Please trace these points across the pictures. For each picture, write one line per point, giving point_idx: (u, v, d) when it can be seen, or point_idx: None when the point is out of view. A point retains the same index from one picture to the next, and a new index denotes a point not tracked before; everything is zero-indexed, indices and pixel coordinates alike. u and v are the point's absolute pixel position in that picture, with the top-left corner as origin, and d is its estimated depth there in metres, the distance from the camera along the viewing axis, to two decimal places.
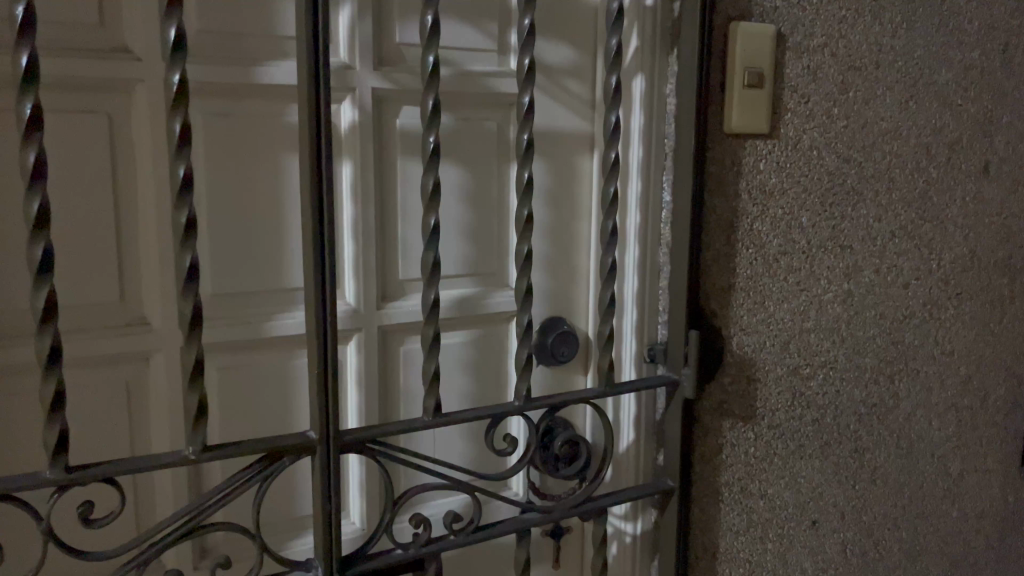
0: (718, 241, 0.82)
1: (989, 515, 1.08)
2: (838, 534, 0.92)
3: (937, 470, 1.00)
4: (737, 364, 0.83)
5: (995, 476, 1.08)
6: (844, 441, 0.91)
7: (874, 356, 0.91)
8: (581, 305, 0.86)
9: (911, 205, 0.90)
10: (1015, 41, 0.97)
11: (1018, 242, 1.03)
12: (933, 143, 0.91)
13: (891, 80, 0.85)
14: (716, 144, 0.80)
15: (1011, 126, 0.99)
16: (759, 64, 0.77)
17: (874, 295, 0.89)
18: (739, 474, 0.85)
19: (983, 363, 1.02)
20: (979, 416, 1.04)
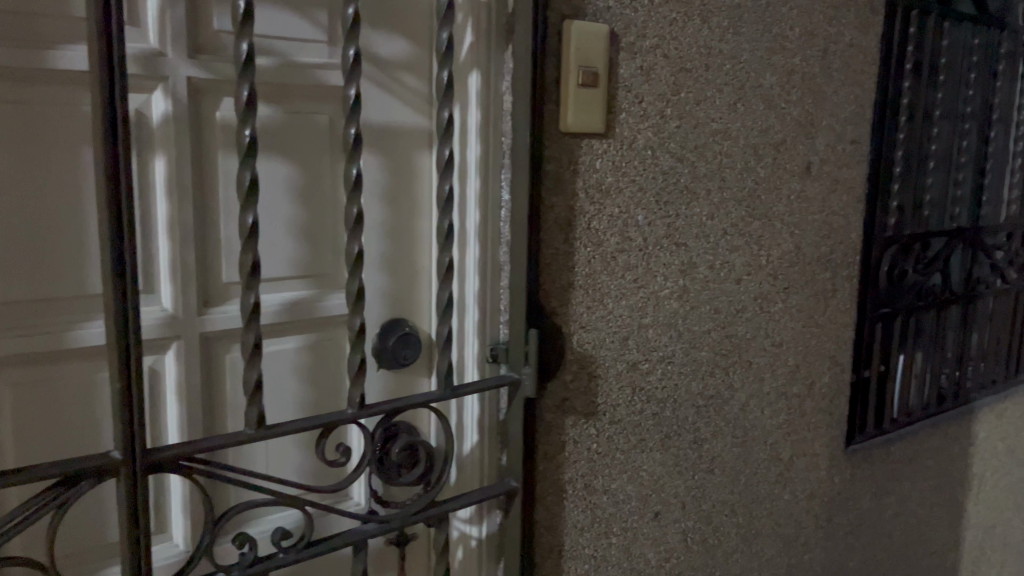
0: (556, 239, 0.81)
1: (819, 497, 1.14)
2: (678, 524, 0.97)
3: (768, 456, 1.06)
4: (578, 361, 0.85)
5: (822, 459, 1.14)
6: (683, 431, 0.95)
7: (709, 349, 0.96)
8: (425, 306, 0.84)
9: (742, 203, 0.96)
10: (834, 47, 1.02)
11: (840, 238, 1.09)
12: (760, 142, 0.96)
13: (720, 82, 0.91)
14: (553, 141, 0.79)
15: (832, 128, 1.04)
16: (594, 63, 0.79)
17: (707, 291, 0.94)
18: (582, 471, 0.87)
19: (810, 353, 1.09)
20: (807, 404, 1.10)
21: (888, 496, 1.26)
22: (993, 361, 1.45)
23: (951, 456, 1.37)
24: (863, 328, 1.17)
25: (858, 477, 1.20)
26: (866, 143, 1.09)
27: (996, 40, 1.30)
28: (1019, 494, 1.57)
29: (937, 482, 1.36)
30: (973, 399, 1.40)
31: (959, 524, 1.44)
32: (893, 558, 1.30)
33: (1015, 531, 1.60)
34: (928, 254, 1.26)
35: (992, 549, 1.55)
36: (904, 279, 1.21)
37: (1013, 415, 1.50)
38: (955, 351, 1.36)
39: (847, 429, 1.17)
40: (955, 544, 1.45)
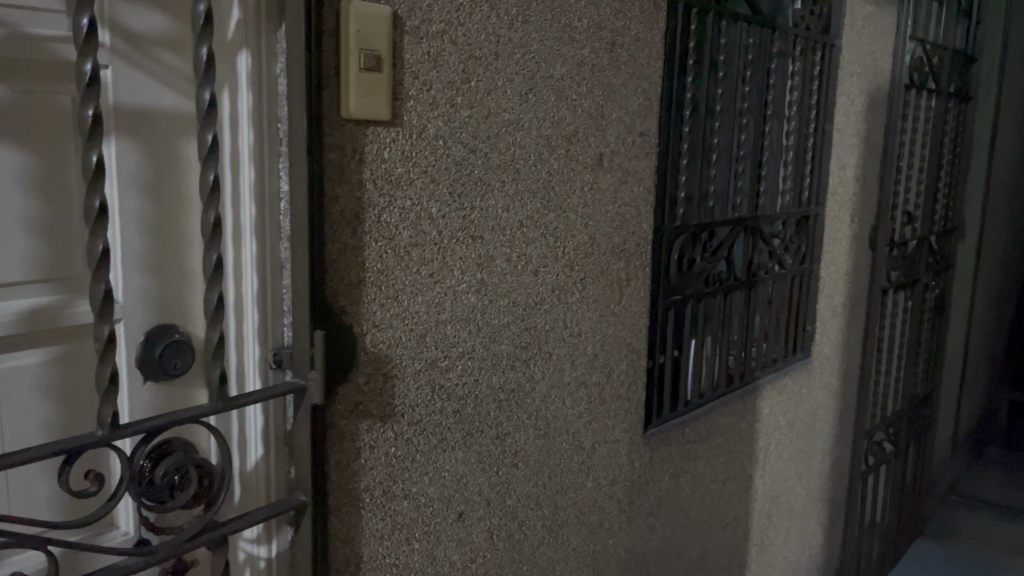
0: (343, 232, 0.76)
1: (621, 481, 1.17)
2: (483, 522, 0.95)
3: (571, 446, 1.07)
4: (372, 362, 0.80)
5: (623, 444, 1.17)
6: (486, 427, 0.93)
7: (509, 343, 0.95)
8: (198, 309, 0.74)
9: (536, 195, 0.95)
10: (621, 40, 1.04)
11: (633, 228, 1.12)
12: (552, 134, 0.96)
13: (510, 72, 0.89)
14: (334, 130, 0.74)
15: (622, 120, 1.06)
16: (376, 46, 0.75)
17: (505, 283, 0.93)
18: (379, 477, 0.82)
19: (608, 342, 1.11)
20: (606, 392, 1.12)
21: (684, 475, 1.32)
22: (774, 341, 1.56)
23: (739, 433, 1.46)
24: (656, 316, 1.21)
25: (656, 459, 1.24)
26: (654, 136, 1.13)
27: (768, 41, 1.39)
28: (799, 463, 1.71)
29: (728, 458, 1.44)
30: (757, 377, 1.50)
31: (749, 496, 1.54)
32: (691, 534, 1.37)
33: (796, 497, 1.73)
34: (714, 242, 1.33)
35: (778, 516, 1.67)
36: (692, 267, 1.27)
37: (792, 390, 1.62)
38: (740, 333, 1.45)
39: (645, 414, 1.21)
40: (746, 515, 1.54)
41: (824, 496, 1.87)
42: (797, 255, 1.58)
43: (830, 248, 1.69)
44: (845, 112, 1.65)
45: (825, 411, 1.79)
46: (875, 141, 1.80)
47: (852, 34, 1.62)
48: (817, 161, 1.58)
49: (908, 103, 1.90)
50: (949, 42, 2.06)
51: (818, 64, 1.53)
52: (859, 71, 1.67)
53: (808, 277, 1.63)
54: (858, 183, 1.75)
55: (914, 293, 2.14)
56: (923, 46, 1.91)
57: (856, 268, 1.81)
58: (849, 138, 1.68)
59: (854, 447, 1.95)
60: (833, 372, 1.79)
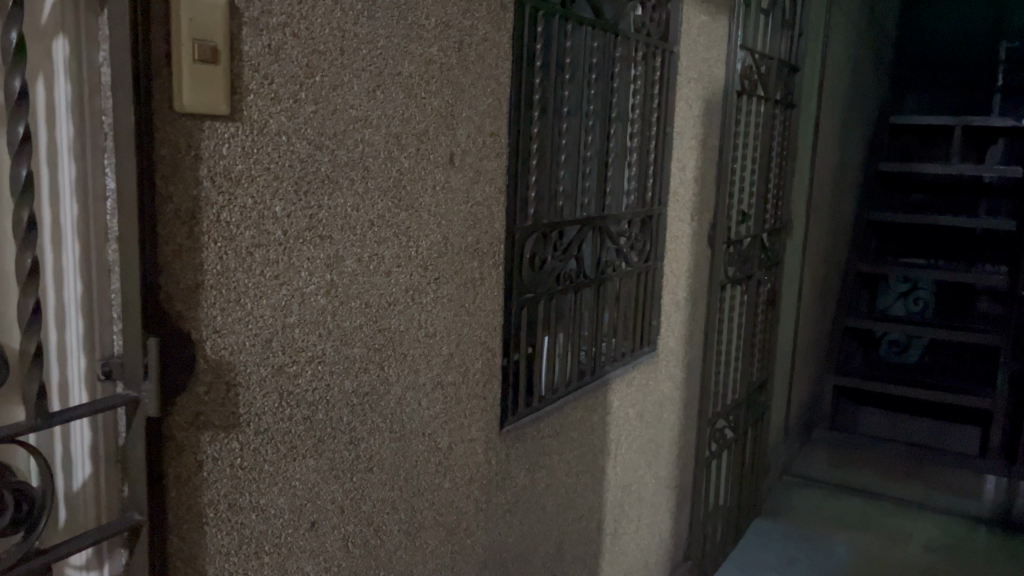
0: (178, 233, 0.72)
1: (477, 479, 1.17)
2: (337, 530, 0.92)
3: (427, 447, 1.06)
4: (213, 370, 0.76)
5: (478, 443, 1.17)
6: (338, 433, 0.91)
7: (361, 345, 0.93)
8: (13, 318, 0.67)
9: (386, 193, 0.94)
10: (469, 40, 1.04)
11: (485, 227, 1.12)
12: (401, 132, 0.95)
13: (357, 68, 0.88)
14: (166, 124, 0.70)
15: (472, 120, 1.07)
16: (210, 37, 0.71)
17: (356, 285, 0.91)
18: (224, 490, 0.78)
19: (462, 341, 1.11)
20: (461, 391, 1.12)
21: (540, 470, 1.34)
22: (622, 336, 1.61)
23: (591, 426, 1.50)
24: (510, 314, 1.22)
25: (512, 456, 1.26)
26: (504, 135, 1.14)
27: (612, 45, 1.43)
28: (648, 453, 1.78)
29: (581, 451, 1.48)
30: (606, 371, 1.55)
31: (602, 487, 1.59)
32: (547, 527, 1.39)
33: (646, 486, 1.80)
34: (564, 241, 1.36)
35: (630, 505, 1.73)
36: (544, 266, 1.30)
37: (639, 383, 1.68)
38: (590, 329, 1.49)
39: (500, 411, 1.22)
40: (600, 505, 1.59)
41: (672, 483, 1.95)
42: (642, 253, 1.65)
43: (672, 247, 1.77)
44: (683, 116, 1.73)
45: (671, 401, 1.87)
46: (711, 142, 1.90)
47: (688, 42, 1.70)
48: (660, 162, 1.65)
49: (740, 108, 2.02)
50: (775, 53, 2.21)
51: (658, 69, 1.60)
52: (695, 77, 1.76)
53: (654, 273, 1.70)
54: (696, 184, 1.84)
55: (749, 287, 2.28)
56: (752, 55, 2.04)
57: (697, 264, 1.91)
58: (688, 141, 1.77)
59: (698, 434, 2.05)
60: (678, 364, 1.88)
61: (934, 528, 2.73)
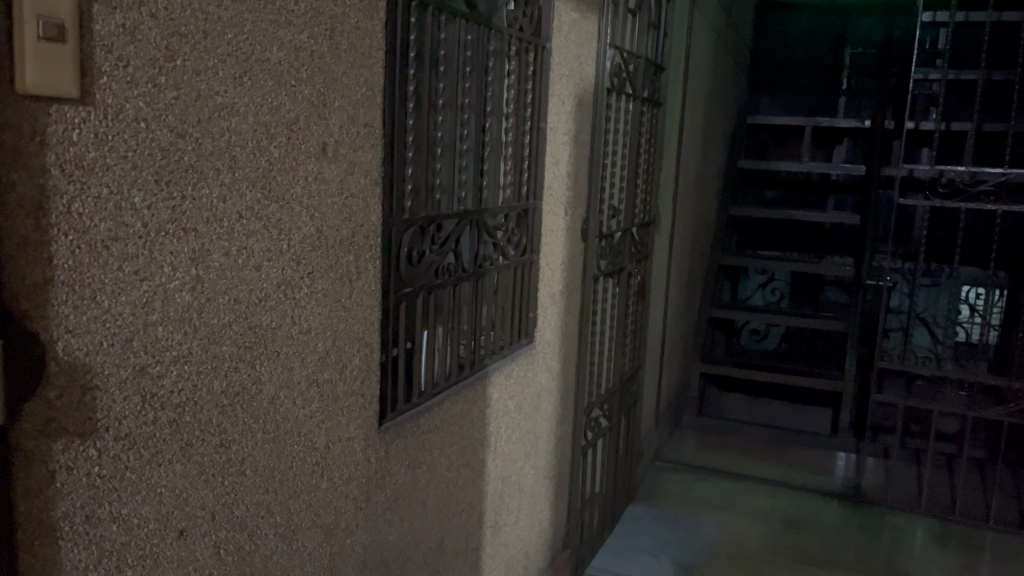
0: (23, 225, 0.66)
1: (355, 478, 1.15)
2: (208, 537, 0.88)
3: (304, 447, 1.03)
4: (67, 373, 0.71)
5: (357, 441, 1.14)
6: (207, 437, 0.87)
7: (230, 344, 0.89)
8: None
9: (256, 184, 0.90)
10: (341, 27, 1.02)
11: (360, 220, 1.10)
12: (271, 121, 0.91)
13: (222, 53, 0.83)
14: (8, 107, 0.64)
15: (345, 109, 1.04)
16: (57, 14, 0.66)
17: (225, 280, 0.87)
18: (81, 501, 0.73)
19: (339, 337, 1.08)
20: (339, 389, 1.09)
21: (420, 465, 1.33)
22: (501, 329, 1.62)
23: (471, 420, 1.50)
24: (388, 310, 1.20)
25: (391, 452, 1.24)
26: (378, 127, 1.12)
27: (486, 39, 1.43)
28: (527, 444, 1.80)
29: (461, 445, 1.47)
30: (486, 365, 1.55)
31: (482, 480, 1.59)
32: (428, 522, 1.38)
33: (525, 477, 1.82)
34: (441, 235, 1.35)
35: (510, 497, 1.75)
36: (421, 260, 1.28)
37: (518, 375, 1.71)
38: (469, 323, 1.48)
39: (379, 408, 1.20)
40: (481, 499, 1.59)
41: (551, 474, 1.99)
42: (519, 247, 1.66)
43: (547, 240, 1.80)
44: (556, 112, 1.76)
45: (548, 392, 1.90)
46: (583, 138, 1.95)
47: (559, 39, 1.73)
48: (535, 157, 1.67)
49: (610, 105, 2.07)
50: (642, 52, 2.28)
51: (531, 64, 1.62)
52: (567, 73, 1.79)
53: (531, 266, 1.71)
54: (570, 178, 1.88)
55: (620, 280, 2.35)
56: (621, 54, 2.09)
57: (571, 257, 1.95)
58: (561, 136, 1.80)
59: (574, 425, 2.10)
60: (554, 356, 1.91)
61: (792, 503, 2.91)
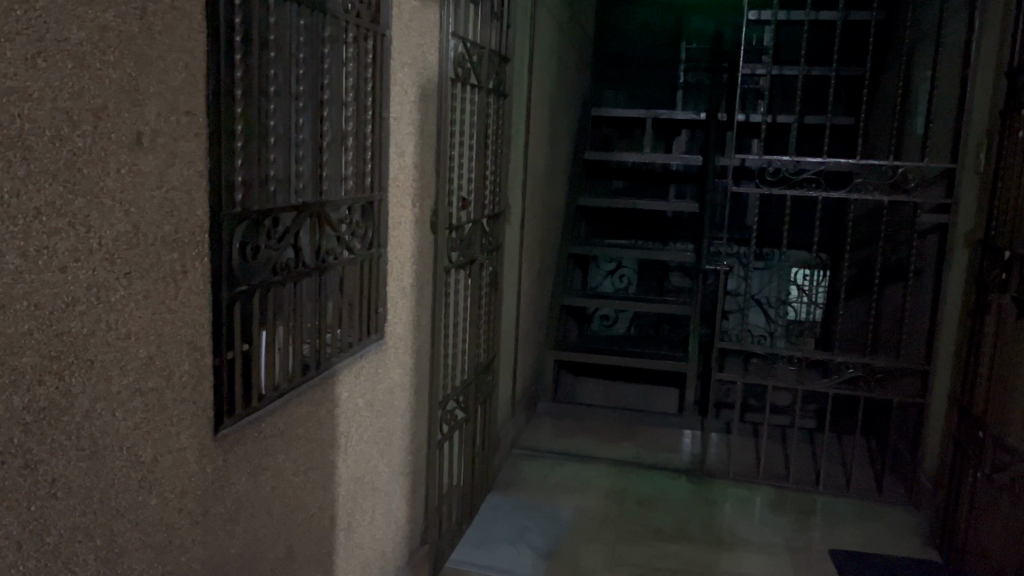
0: None
1: (189, 490, 1.07)
2: (14, 569, 0.79)
3: (127, 462, 0.95)
4: None
5: (190, 451, 1.07)
6: (8, 458, 0.78)
7: (33, 353, 0.80)
8: None
9: (57, 177, 0.81)
10: (154, 7, 0.94)
11: (183, 215, 1.02)
12: (74, 108, 0.83)
13: (9, 31, 0.75)
14: None
15: (162, 96, 0.96)
16: None
17: (22, 284, 0.78)
18: None
19: (164, 341, 1.00)
20: (166, 398, 1.01)
21: (262, 473, 1.27)
22: (348, 326, 1.57)
23: (319, 421, 1.45)
24: (221, 310, 1.12)
25: (230, 460, 1.17)
26: (202, 114, 1.04)
27: (320, 24, 1.38)
28: (380, 442, 1.76)
29: (309, 448, 1.42)
30: (332, 363, 1.50)
31: (332, 483, 1.54)
32: (274, 530, 1.32)
33: (379, 475, 1.78)
34: (279, 229, 1.28)
35: (363, 497, 1.70)
36: (257, 255, 1.21)
37: (367, 372, 1.66)
38: (313, 321, 1.42)
39: (215, 415, 1.13)
40: (332, 502, 1.54)
41: (406, 470, 1.96)
42: (365, 240, 1.61)
43: (394, 233, 1.76)
44: (399, 102, 1.72)
45: (401, 387, 1.86)
46: (428, 129, 1.92)
47: (399, 27, 1.69)
48: (377, 148, 1.62)
49: (454, 95, 2.05)
50: (486, 42, 2.27)
51: (370, 52, 1.57)
52: (408, 61, 1.76)
53: (377, 260, 1.67)
54: (416, 170, 1.85)
55: (472, 271, 2.34)
56: (464, 44, 2.08)
57: (420, 250, 1.92)
58: (405, 126, 1.76)
59: (429, 419, 2.07)
60: (406, 351, 1.88)
61: (643, 482, 3.02)
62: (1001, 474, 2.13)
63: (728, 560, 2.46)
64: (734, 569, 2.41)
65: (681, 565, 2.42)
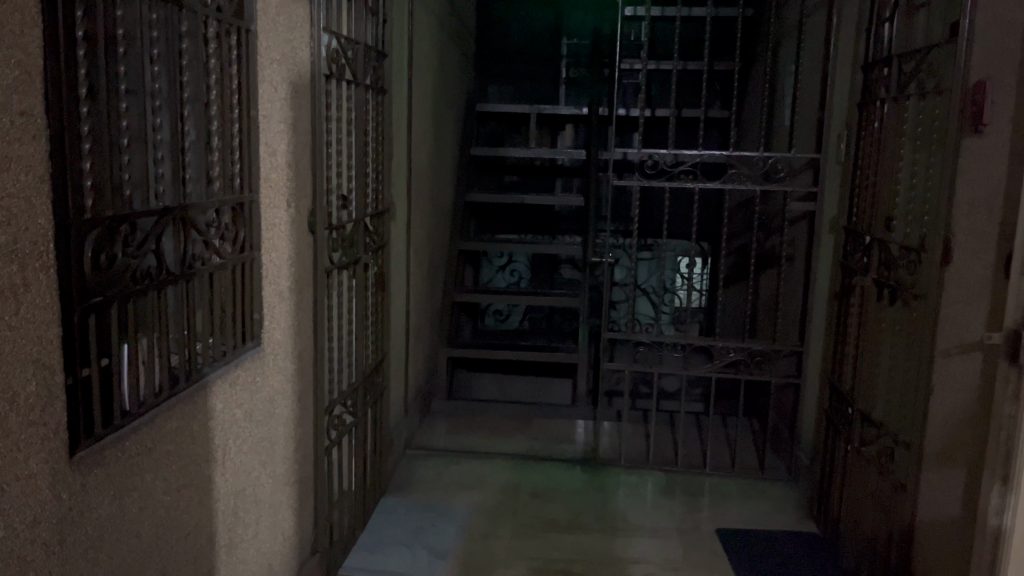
0: None
1: (43, 519, 1.00)
2: None
3: None
4: None
5: (42, 477, 0.99)
6: None
7: None
8: None
9: None
10: None
11: (23, 224, 0.95)
12: None
13: None
14: None
15: None
16: None
17: None
18: None
19: (6, 361, 0.93)
20: (11, 421, 0.94)
21: (128, 495, 1.19)
22: (220, 333, 1.50)
23: (192, 435, 1.38)
24: (72, 325, 1.04)
25: (91, 484, 1.10)
26: (40, 115, 0.97)
27: (176, 19, 1.31)
28: (262, 453, 1.70)
29: (180, 465, 1.35)
30: (204, 374, 1.43)
31: (210, 499, 1.47)
32: (144, 554, 1.25)
33: (262, 487, 1.72)
34: (139, 236, 1.20)
35: (245, 511, 1.64)
36: (113, 264, 1.13)
37: (244, 382, 1.60)
38: (181, 331, 1.35)
39: (70, 437, 1.05)
40: (210, 519, 1.47)
41: (292, 479, 1.90)
42: (236, 243, 1.54)
43: (268, 235, 1.69)
44: (268, 99, 1.66)
45: (282, 395, 1.80)
46: (302, 127, 1.86)
47: (265, 22, 1.63)
48: (245, 147, 1.56)
49: (329, 92, 1.99)
50: (361, 37, 2.22)
51: (234, 48, 1.50)
52: (277, 58, 1.70)
53: (250, 264, 1.60)
54: (289, 169, 1.79)
55: (356, 271, 2.29)
56: (338, 40, 2.02)
57: (298, 252, 1.86)
58: (276, 124, 1.70)
59: (315, 426, 2.01)
60: (287, 357, 1.82)
61: (538, 475, 3.04)
62: (870, 446, 2.25)
63: (622, 546, 2.51)
64: (627, 555, 2.46)
65: (576, 555, 2.44)
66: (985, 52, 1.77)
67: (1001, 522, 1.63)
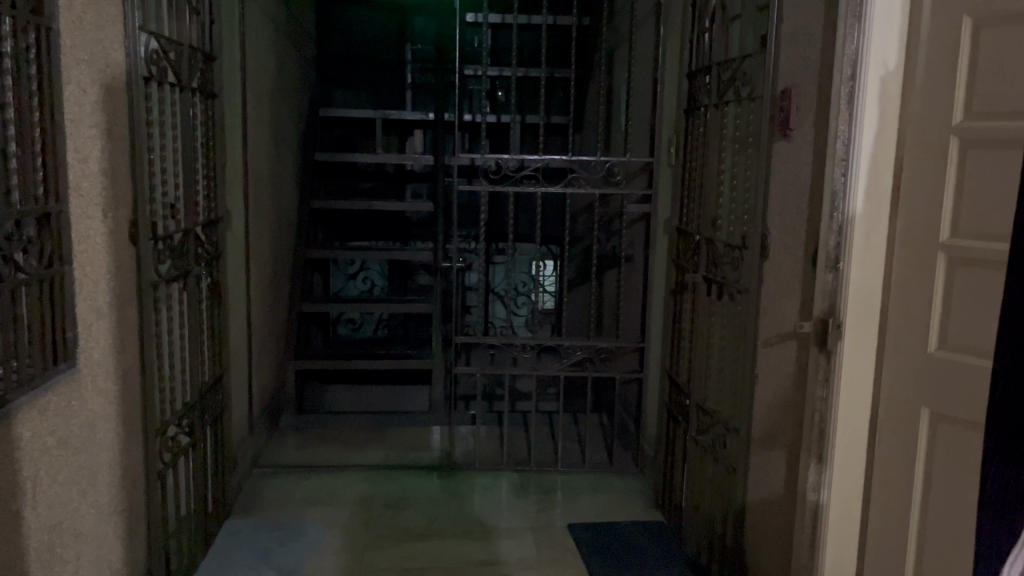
0: None
1: None
2: None
3: None
4: None
5: None
6: None
7: None
8: None
9: None
10: None
11: None
12: None
13: None
14: None
15: None
16: None
17: None
18: None
19: None
20: None
21: None
22: (25, 355, 1.37)
23: None
24: None
25: None
26: None
27: None
28: (81, 482, 1.58)
29: None
30: (8, 402, 1.30)
31: (19, 535, 1.35)
32: None
33: (82, 518, 1.60)
34: None
35: (63, 545, 1.52)
36: None
37: (57, 407, 1.48)
38: None
39: None
40: (20, 557, 1.35)
41: (118, 508, 1.77)
42: (42, 256, 1.42)
43: (82, 247, 1.58)
44: (76, 103, 1.55)
45: (104, 418, 1.68)
46: (119, 132, 1.75)
47: (70, 21, 1.52)
48: (51, 155, 1.44)
49: (149, 96, 1.89)
50: (185, 38, 2.12)
51: (34, 47, 1.39)
52: (86, 59, 1.59)
53: (62, 279, 1.49)
54: (105, 177, 1.67)
55: (188, 284, 2.18)
56: (158, 41, 1.92)
57: (118, 265, 1.74)
58: (87, 129, 1.59)
59: (145, 448, 1.89)
60: (109, 377, 1.70)
61: (392, 485, 3.00)
62: (705, 433, 2.37)
63: (477, 549, 2.52)
64: (481, 557, 2.47)
65: (431, 562, 2.44)
66: (789, 62, 1.91)
67: (818, 497, 1.77)
